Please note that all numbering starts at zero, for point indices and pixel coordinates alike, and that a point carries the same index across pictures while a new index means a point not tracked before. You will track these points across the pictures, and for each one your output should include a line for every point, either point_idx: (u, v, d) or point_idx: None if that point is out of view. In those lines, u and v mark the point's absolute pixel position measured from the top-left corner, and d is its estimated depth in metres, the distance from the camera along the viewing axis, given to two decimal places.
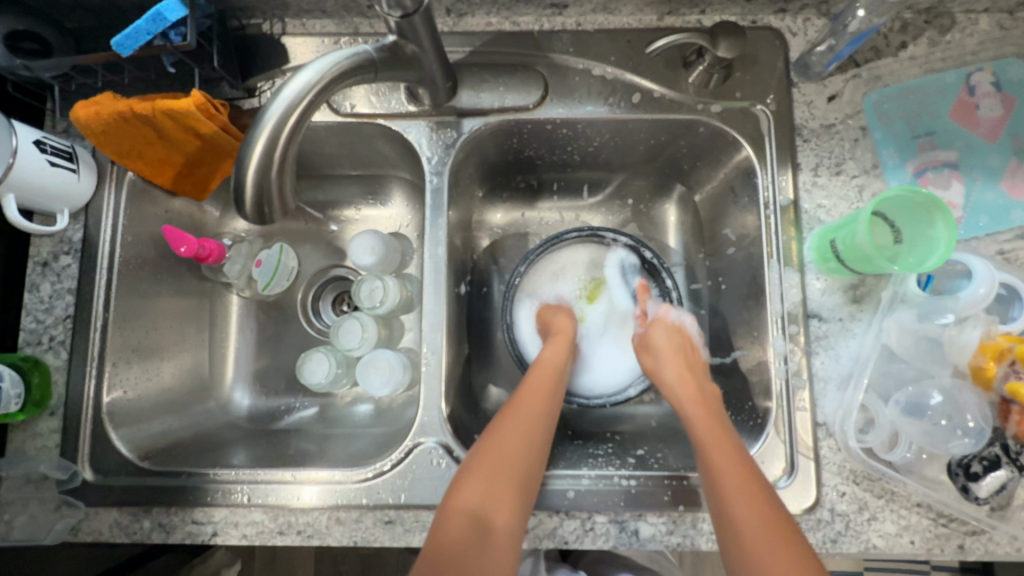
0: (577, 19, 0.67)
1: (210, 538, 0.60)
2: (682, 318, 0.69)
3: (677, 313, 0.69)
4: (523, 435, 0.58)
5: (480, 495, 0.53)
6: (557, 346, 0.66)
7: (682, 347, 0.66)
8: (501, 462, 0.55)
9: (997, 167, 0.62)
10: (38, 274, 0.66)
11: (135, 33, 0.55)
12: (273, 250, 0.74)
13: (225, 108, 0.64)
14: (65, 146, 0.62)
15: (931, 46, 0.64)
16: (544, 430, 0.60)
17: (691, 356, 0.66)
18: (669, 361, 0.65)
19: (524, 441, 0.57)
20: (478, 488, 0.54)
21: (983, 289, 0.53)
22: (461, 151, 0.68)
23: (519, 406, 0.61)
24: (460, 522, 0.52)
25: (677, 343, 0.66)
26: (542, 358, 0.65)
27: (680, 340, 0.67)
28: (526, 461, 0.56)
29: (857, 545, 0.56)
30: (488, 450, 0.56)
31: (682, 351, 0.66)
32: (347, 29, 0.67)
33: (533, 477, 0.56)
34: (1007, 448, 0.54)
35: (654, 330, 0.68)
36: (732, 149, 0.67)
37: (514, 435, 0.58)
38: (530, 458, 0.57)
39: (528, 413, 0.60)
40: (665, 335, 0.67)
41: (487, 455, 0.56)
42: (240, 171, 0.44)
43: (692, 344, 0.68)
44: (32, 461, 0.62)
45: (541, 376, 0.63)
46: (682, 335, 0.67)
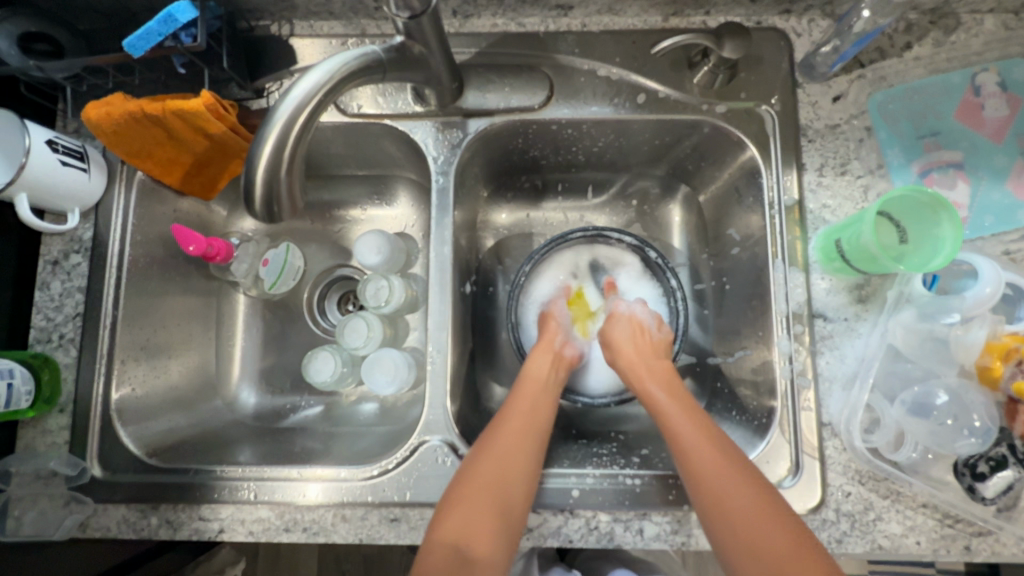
0: (583, 21, 0.68)
1: (217, 535, 0.61)
2: (634, 307, 0.69)
3: (627, 305, 0.70)
4: (509, 454, 0.57)
5: (463, 523, 0.52)
6: (540, 357, 0.66)
7: (636, 336, 0.66)
8: (482, 488, 0.54)
9: (1002, 168, 0.62)
10: (49, 272, 0.67)
11: (147, 35, 0.55)
12: (280, 249, 0.75)
13: (234, 109, 0.65)
14: (76, 146, 0.63)
15: (936, 47, 0.64)
16: (532, 444, 0.59)
17: (645, 340, 0.65)
18: (622, 352, 0.65)
19: (507, 459, 0.56)
20: (459, 517, 0.53)
21: (990, 288, 0.53)
22: (467, 151, 0.69)
23: (504, 424, 0.60)
24: (444, 555, 0.51)
25: (629, 334, 0.66)
26: (527, 374, 0.65)
27: (635, 329, 0.67)
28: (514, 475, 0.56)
29: (862, 545, 0.56)
30: (468, 476, 0.56)
31: (636, 339, 0.66)
32: (355, 31, 0.68)
33: (520, 497, 0.55)
34: (1014, 448, 0.53)
35: (613, 325, 0.68)
36: (736, 149, 0.67)
37: (498, 454, 0.57)
38: (516, 475, 0.56)
39: (510, 431, 0.59)
40: (616, 327, 0.67)
41: (469, 481, 0.55)
42: (249, 173, 0.44)
43: (645, 328, 0.67)
44: (42, 457, 0.63)
45: (526, 391, 0.63)
46: (633, 324, 0.67)
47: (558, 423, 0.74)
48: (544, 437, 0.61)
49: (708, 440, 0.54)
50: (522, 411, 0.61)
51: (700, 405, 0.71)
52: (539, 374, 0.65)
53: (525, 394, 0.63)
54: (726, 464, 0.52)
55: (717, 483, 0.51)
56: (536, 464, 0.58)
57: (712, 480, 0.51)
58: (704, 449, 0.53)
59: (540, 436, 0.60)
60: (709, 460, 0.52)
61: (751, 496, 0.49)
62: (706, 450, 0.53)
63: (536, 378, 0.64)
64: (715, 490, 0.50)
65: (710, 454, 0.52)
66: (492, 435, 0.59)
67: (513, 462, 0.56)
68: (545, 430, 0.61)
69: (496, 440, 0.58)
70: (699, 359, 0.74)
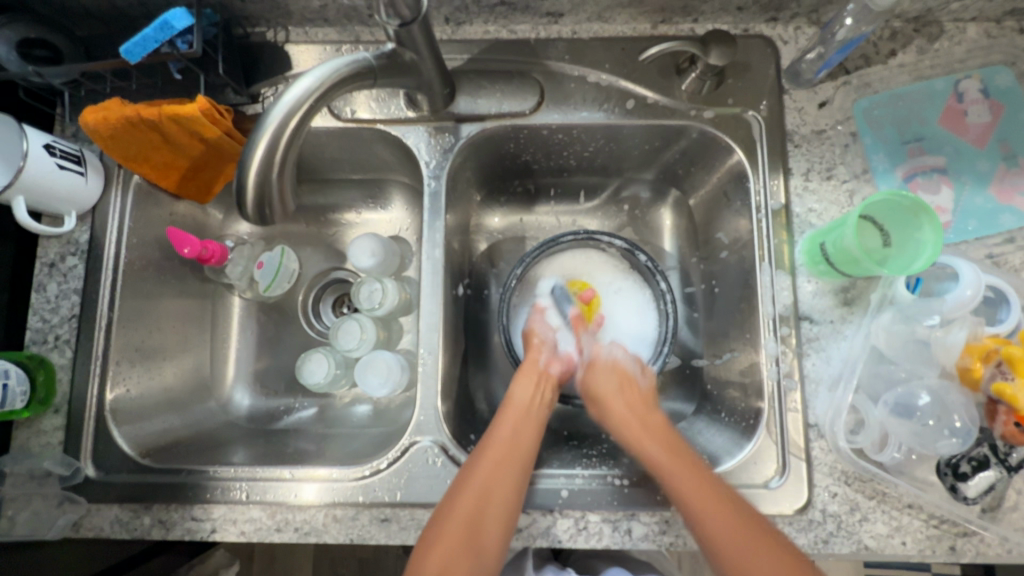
0: (573, 28, 0.69)
1: (209, 535, 0.61)
2: (614, 352, 0.69)
3: (607, 349, 0.69)
4: (487, 489, 0.55)
5: (442, 563, 0.51)
6: (523, 384, 0.65)
7: (623, 387, 0.64)
8: (459, 526, 0.53)
9: (986, 172, 0.63)
10: (45, 275, 0.67)
11: (143, 41, 0.56)
12: (274, 253, 0.76)
13: (229, 114, 0.66)
14: (73, 149, 0.64)
15: (920, 54, 0.65)
16: (510, 478, 0.57)
17: (633, 392, 0.64)
18: (611, 408, 0.63)
19: (485, 495, 0.55)
20: (438, 558, 0.51)
21: (970, 291, 0.54)
22: (459, 155, 0.70)
23: (483, 454, 0.58)
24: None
25: (616, 385, 0.64)
26: (511, 401, 0.64)
27: (619, 379, 0.65)
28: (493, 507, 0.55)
29: (848, 546, 0.56)
30: (445, 513, 0.54)
31: (622, 391, 0.64)
32: (349, 38, 0.69)
33: (496, 531, 0.54)
34: (996, 448, 0.54)
35: (595, 375, 0.67)
36: (723, 154, 0.68)
37: (476, 487, 0.55)
38: (495, 509, 0.55)
39: (488, 463, 0.57)
40: (601, 377, 0.66)
41: (446, 521, 0.53)
42: (241, 174, 0.45)
43: (629, 376, 0.66)
44: (36, 457, 0.63)
45: (508, 419, 0.62)
46: (618, 370, 0.66)
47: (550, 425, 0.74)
48: (525, 468, 0.58)
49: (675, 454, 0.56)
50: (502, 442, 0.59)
51: (691, 406, 0.72)
52: (522, 402, 0.63)
53: (507, 419, 0.62)
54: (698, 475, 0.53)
55: (696, 492, 0.52)
56: (515, 499, 0.56)
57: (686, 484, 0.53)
58: (675, 461, 0.55)
59: (519, 465, 0.58)
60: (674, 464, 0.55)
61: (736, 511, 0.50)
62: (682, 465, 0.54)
63: (518, 406, 0.63)
64: (689, 491, 0.52)
65: (685, 470, 0.54)
66: (472, 466, 0.57)
67: (492, 495, 0.55)
68: (525, 463, 0.58)
69: (474, 469, 0.57)
70: (687, 361, 0.75)
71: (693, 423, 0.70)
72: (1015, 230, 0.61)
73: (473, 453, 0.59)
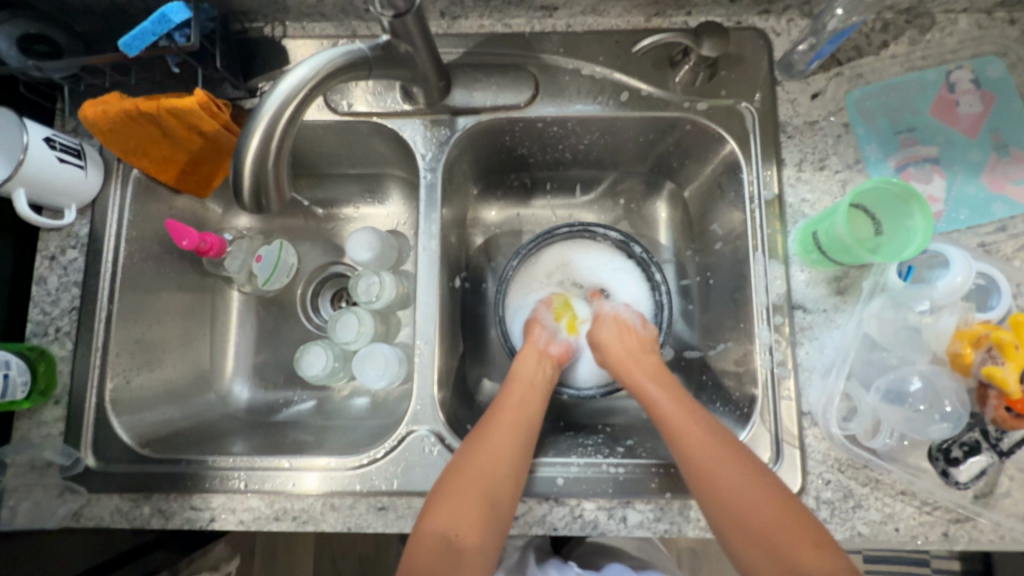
0: (567, 21, 0.70)
1: (208, 524, 0.62)
2: (618, 307, 0.71)
3: (612, 305, 0.71)
4: (499, 448, 0.58)
5: (453, 514, 0.54)
6: (528, 354, 0.67)
7: (623, 335, 0.67)
8: (474, 480, 0.56)
9: (978, 162, 0.63)
10: (46, 268, 0.68)
11: (142, 34, 0.57)
12: (273, 246, 0.76)
13: (227, 108, 0.67)
14: (73, 143, 0.65)
15: (912, 45, 0.66)
16: (521, 439, 0.60)
17: (631, 337, 0.67)
18: (612, 352, 0.66)
19: (498, 454, 0.57)
20: (452, 505, 0.54)
21: (960, 277, 0.54)
22: (455, 148, 0.70)
23: (494, 420, 0.61)
24: (433, 542, 0.53)
25: (617, 334, 0.67)
26: (517, 373, 0.66)
27: (621, 330, 0.68)
28: (507, 466, 0.57)
29: (842, 532, 0.57)
30: (459, 469, 0.56)
31: (623, 338, 0.67)
32: (346, 32, 0.70)
33: (509, 490, 0.56)
34: (987, 433, 0.54)
35: (600, 327, 0.69)
36: (717, 145, 0.68)
37: (489, 449, 0.58)
38: (506, 467, 0.57)
39: (501, 426, 0.60)
40: (603, 328, 0.68)
41: (460, 474, 0.56)
42: (236, 162, 0.46)
43: (630, 326, 0.68)
44: (37, 448, 0.64)
45: (516, 388, 0.65)
46: (620, 322, 0.68)
47: (546, 416, 0.75)
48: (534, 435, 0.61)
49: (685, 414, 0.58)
50: (513, 406, 0.63)
51: (687, 397, 0.73)
52: (529, 373, 0.66)
53: (517, 391, 0.64)
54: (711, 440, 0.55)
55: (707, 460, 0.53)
56: (526, 461, 0.59)
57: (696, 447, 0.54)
58: (676, 416, 0.58)
59: (529, 431, 0.61)
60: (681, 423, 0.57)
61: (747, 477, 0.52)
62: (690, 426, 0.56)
63: (525, 375, 0.66)
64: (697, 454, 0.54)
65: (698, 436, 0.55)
66: (485, 429, 0.60)
67: (503, 456, 0.57)
68: (534, 427, 0.62)
69: (486, 433, 0.59)
70: (684, 353, 0.75)
71: None
72: (1007, 219, 0.61)
73: (486, 417, 0.62)
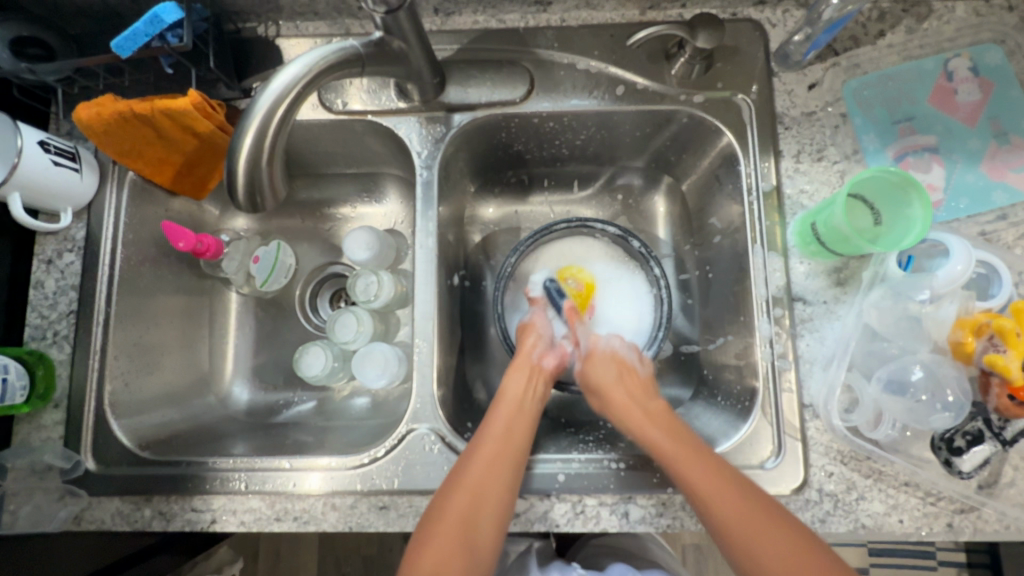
0: (561, 16, 0.69)
1: (210, 526, 0.62)
2: (613, 342, 0.69)
3: (605, 339, 0.70)
4: (483, 484, 0.55)
5: (435, 559, 0.51)
6: (517, 379, 0.65)
7: (623, 375, 0.65)
8: (455, 524, 0.53)
9: (977, 151, 0.63)
10: (43, 271, 0.68)
11: (134, 36, 0.56)
12: (270, 247, 0.76)
13: (221, 108, 0.66)
14: (68, 146, 0.65)
15: (909, 34, 0.65)
16: (506, 471, 0.57)
17: (633, 380, 0.65)
18: (613, 398, 0.63)
19: (481, 489, 0.55)
20: (435, 555, 0.51)
21: (961, 266, 0.54)
22: (451, 145, 0.70)
23: (477, 450, 0.58)
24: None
25: (615, 375, 0.65)
26: (504, 394, 0.64)
27: (617, 368, 0.66)
28: (492, 502, 0.55)
29: (846, 524, 0.56)
30: (439, 512, 0.54)
31: (622, 380, 0.65)
32: (339, 30, 0.70)
33: (491, 530, 0.54)
34: (990, 422, 0.55)
35: (593, 364, 0.67)
36: (714, 137, 0.68)
37: (471, 484, 0.55)
38: (489, 507, 0.55)
39: (483, 459, 0.57)
40: (599, 368, 0.67)
41: (440, 516, 0.54)
42: (231, 162, 0.45)
43: (629, 366, 0.66)
44: (37, 452, 0.64)
45: (502, 412, 0.62)
46: (616, 359, 0.67)
47: (547, 412, 0.75)
48: (521, 462, 0.58)
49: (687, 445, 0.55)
50: (497, 435, 0.60)
51: (689, 392, 0.72)
52: (516, 397, 0.64)
53: (502, 414, 0.62)
54: (728, 484, 0.51)
55: (724, 500, 0.50)
56: (511, 491, 0.56)
57: (715, 488, 0.51)
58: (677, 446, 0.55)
59: (517, 459, 0.58)
60: (687, 455, 0.54)
61: (768, 519, 0.49)
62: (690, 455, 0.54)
63: (513, 398, 0.63)
64: (715, 499, 0.50)
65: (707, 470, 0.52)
66: (468, 459, 0.57)
67: (487, 493, 0.55)
68: (520, 456, 0.59)
69: (470, 465, 0.57)
70: (685, 348, 0.75)
71: (690, 408, 0.70)
72: (1007, 207, 0.61)
73: (470, 446, 0.59)
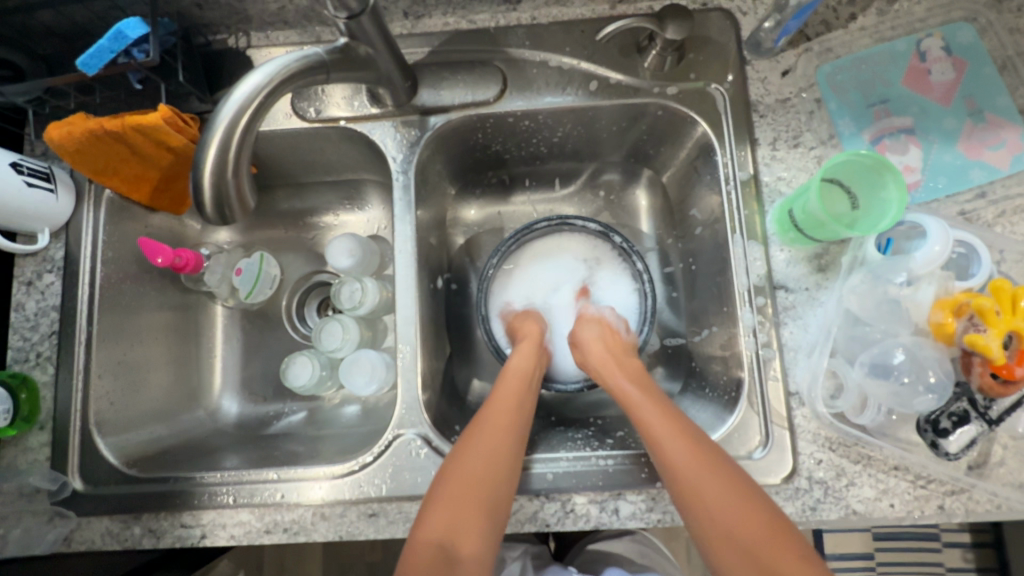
0: (532, 14, 0.69)
1: (200, 541, 0.61)
2: (602, 310, 0.71)
3: (596, 308, 0.72)
4: (490, 454, 0.56)
5: (448, 523, 0.52)
6: (523, 353, 0.66)
7: (605, 335, 0.67)
8: (466, 488, 0.53)
9: (953, 130, 0.62)
10: (23, 293, 0.68)
11: (100, 52, 0.57)
12: (253, 259, 0.76)
13: (194, 121, 0.67)
14: (42, 167, 0.64)
15: (880, 16, 0.65)
16: (511, 444, 0.58)
17: (612, 338, 0.67)
18: (592, 354, 0.66)
19: (491, 459, 0.55)
20: (447, 514, 0.52)
21: (938, 247, 0.53)
22: (426, 148, 0.70)
23: (484, 423, 0.59)
24: (429, 554, 0.50)
25: (598, 334, 0.67)
26: (510, 367, 0.65)
27: (603, 331, 0.68)
28: (501, 472, 0.55)
29: (837, 511, 0.56)
30: (453, 476, 0.54)
31: (605, 340, 0.67)
32: (310, 38, 0.69)
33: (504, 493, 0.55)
34: (975, 402, 0.54)
35: (581, 326, 0.69)
36: (690, 128, 0.68)
37: (480, 454, 0.56)
38: (502, 475, 0.55)
39: (490, 431, 0.58)
40: (586, 328, 0.69)
41: (454, 476, 0.54)
42: (196, 175, 0.45)
43: (613, 329, 0.68)
44: (24, 474, 0.64)
45: (509, 386, 0.62)
46: (603, 325, 0.69)
47: (538, 412, 0.75)
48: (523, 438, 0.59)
49: (680, 432, 0.54)
50: (506, 408, 0.60)
51: (678, 385, 0.72)
52: (521, 369, 0.64)
53: (508, 388, 0.62)
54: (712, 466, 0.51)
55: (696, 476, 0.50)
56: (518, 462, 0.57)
57: (700, 476, 0.50)
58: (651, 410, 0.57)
59: (520, 434, 0.59)
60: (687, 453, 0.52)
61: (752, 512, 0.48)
62: (675, 439, 0.53)
63: (518, 373, 0.64)
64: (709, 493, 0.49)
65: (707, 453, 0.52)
66: (476, 432, 0.58)
67: (499, 462, 0.56)
68: (523, 430, 0.60)
69: (474, 439, 0.57)
70: (674, 341, 0.75)
71: (679, 402, 0.70)
72: (985, 185, 0.61)
73: (474, 422, 0.60)
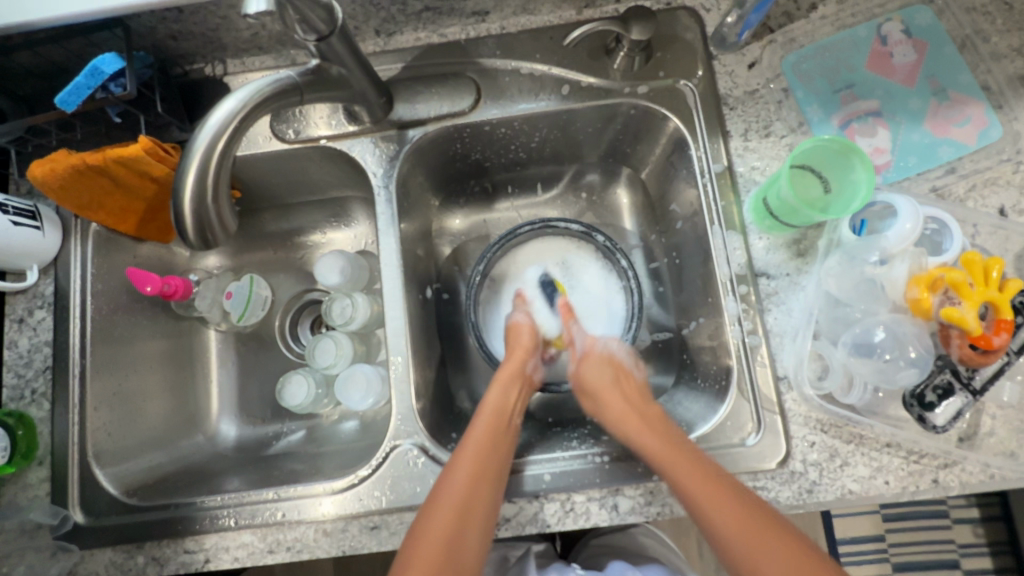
0: (501, 24, 0.71)
1: (204, 566, 0.61)
2: (609, 344, 0.69)
3: (602, 341, 0.69)
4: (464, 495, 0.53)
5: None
6: (500, 387, 0.64)
7: (616, 376, 0.65)
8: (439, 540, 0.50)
9: (919, 110, 0.64)
10: (16, 330, 0.68)
11: (76, 89, 0.58)
12: (243, 282, 0.77)
13: (176, 150, 0.68)
14: (27, 205, 0.65)
15: (840, 5, 0.67)
16: (488, 486, 0.55)
17: (625, 381, 0.64)
18: (605, 397, 0.63)
19: (466, 506, 0.53)
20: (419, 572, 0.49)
21: (909, 224, 0.54)
22: (406, 162, 0.71)
23: (458, 465, 0.56)
24: None
25: (610, 376, 0.65)
26: (484, 403, 0.63)
27: (613, 371, 0.65)
28: (476, 516, 0.53)
29: (833, 492, 0.56)
30: (425, 529, 0.51)
31: (618, 382, 0.64)
32: (285, 62, 0.71)
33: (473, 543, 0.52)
34: (958, 373, 0.55)
35: (587, 366, 0.66)
36: (662, 124, 0.69)
37: (451, 501, 0.53)
38: (476, 520, 0.53)
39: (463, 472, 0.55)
40: (594, 368, 0.66)
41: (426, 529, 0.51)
42: (175, 203, 0.46)
43: (625, 369, 0.66)
44: (24, 511, 0.64)
45: (483, 424, 0.60)
46: (612, 363, 0.66)
47: (535, 415, 0.75)
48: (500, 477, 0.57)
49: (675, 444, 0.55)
50: (480, 444, 0.58)
51: (670, 378, 0.73)
52: (496, 406, 0.63)
53: (483, 424, 0.61)
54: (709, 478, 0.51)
55: (696, 487, 0.50)
56: (492, 505, 0.55)
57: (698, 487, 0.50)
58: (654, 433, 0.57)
59: (496, 476, 0.56)
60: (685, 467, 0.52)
61: (754, 520, 0.48)
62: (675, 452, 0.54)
63: (492, 409, 0.62)
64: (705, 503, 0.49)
65: (697, 476, 0.51)
66: (450, 474, 0.55)
67: (472, 510, 0.53)
68: (499, 470, 0.57)
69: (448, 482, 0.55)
70: (665, 335, 0.76)
71: (673, 395, 0.71)
72: (954, 161, 0.62)
73: (450, 464, 0.57)
